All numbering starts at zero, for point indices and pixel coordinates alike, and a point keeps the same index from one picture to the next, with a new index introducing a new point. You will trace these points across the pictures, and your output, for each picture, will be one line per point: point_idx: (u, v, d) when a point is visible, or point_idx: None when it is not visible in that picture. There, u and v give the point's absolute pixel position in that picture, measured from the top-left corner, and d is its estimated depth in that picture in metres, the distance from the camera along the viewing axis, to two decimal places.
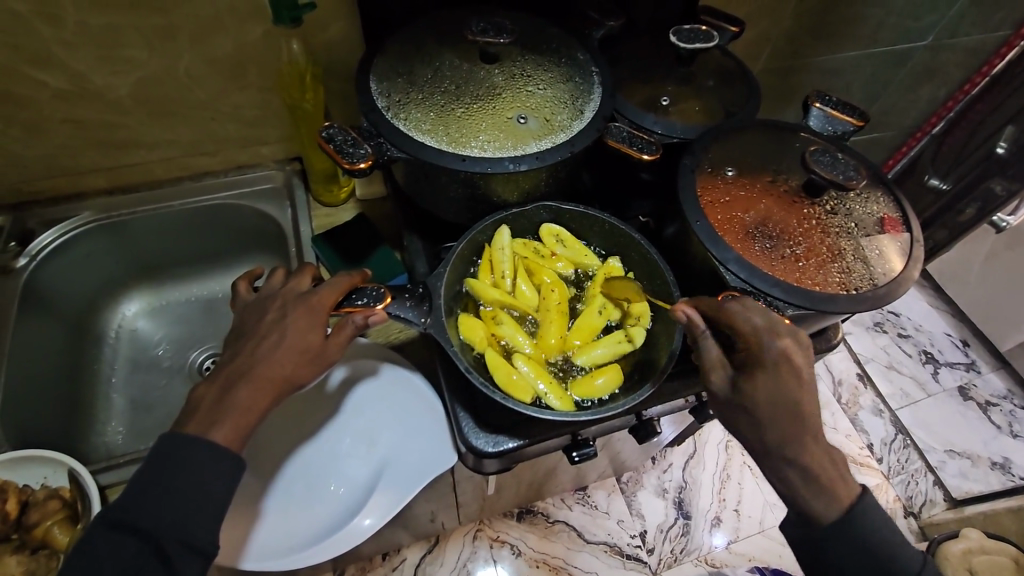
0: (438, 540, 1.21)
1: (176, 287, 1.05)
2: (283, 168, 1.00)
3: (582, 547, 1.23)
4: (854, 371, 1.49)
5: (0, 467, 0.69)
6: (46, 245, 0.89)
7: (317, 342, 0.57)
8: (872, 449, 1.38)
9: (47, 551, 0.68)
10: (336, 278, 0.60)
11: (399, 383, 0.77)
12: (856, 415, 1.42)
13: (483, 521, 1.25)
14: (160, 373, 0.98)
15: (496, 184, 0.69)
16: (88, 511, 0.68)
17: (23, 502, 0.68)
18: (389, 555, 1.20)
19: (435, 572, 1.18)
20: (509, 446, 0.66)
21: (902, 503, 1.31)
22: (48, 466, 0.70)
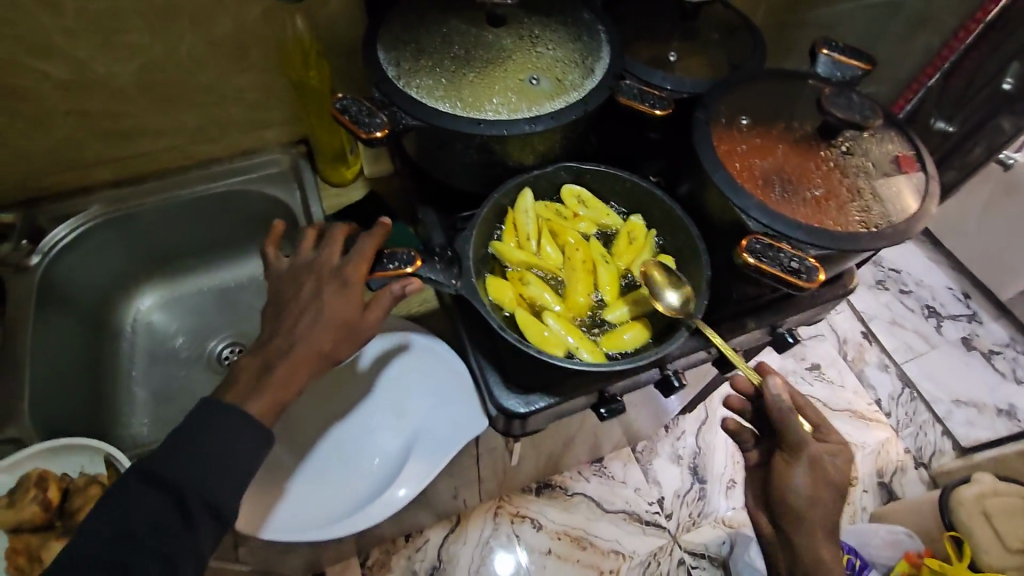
0: (459, 518, 1.23)
1: (190, 276, 1.05)
2: (289, 150, 0.99)
3: (601, 517, 1.26)
4: (859, 330, 1.52)
5: (38, 456, 0.69)
6: (59, 239, 0.88)
7: (356, 313, 0.58)
8: (880, 405, 1.42)
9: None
10: (366, 242, 0.61)
11: (420, 353, 0.77)
12: (862, 370, 1.46)
13: (503, 498, 1.27)
14: (179, 364, 0.99)
15: (512, 148, 0.70)
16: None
17: (64, 490, 0.68)
18: (412, 537, 1.23)
19: (459, 549, 1.21)
20: (541, 404, 0.67)
21: (912, 455, 1.36)
22: (87, 454, 0.70)
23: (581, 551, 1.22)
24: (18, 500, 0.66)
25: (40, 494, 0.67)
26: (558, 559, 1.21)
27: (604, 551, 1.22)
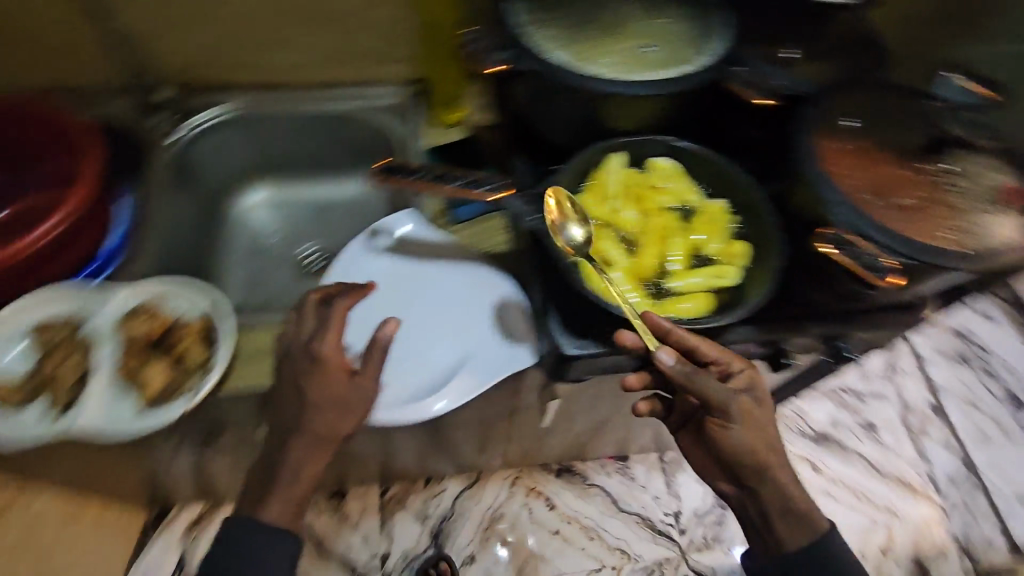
0: (477, 478, 1.33)
1: (296, 185, 1.15)
2: (405, 87, 1.07)
3: (615, 513, 1.30)
4: (927, 400, 1.46)
5: (155, 289, 0.75)
6: (198, 124, 1.01)
7: (343, 380, 0.68)
8: (933, 482, 1.36)
9: (183, 371, 0.71)
10: (333, 312, 0.70)
11: (487, 287, 0.83)
12: (922, 444, 1.40)
13: (523, 471, 1.35)
14: (272, 258, 1.10)
15: (614, 109, 0.74)
16: (229, 336, 0.71)
17: (171, 323, 0.73)
18: (432, 483, 1.33)
19: (472, 504, 1.30)
20: (594, 350, 0.72)
21: (957, 542, 1.30)
22: (199, 299, 0.75)
23: (588, 539, 1.27)
24: (137, 319, 0.72)
25: (154, 319, 0.72)
26: (564, 541, 1.27)
27: (611, 547, 1.27)
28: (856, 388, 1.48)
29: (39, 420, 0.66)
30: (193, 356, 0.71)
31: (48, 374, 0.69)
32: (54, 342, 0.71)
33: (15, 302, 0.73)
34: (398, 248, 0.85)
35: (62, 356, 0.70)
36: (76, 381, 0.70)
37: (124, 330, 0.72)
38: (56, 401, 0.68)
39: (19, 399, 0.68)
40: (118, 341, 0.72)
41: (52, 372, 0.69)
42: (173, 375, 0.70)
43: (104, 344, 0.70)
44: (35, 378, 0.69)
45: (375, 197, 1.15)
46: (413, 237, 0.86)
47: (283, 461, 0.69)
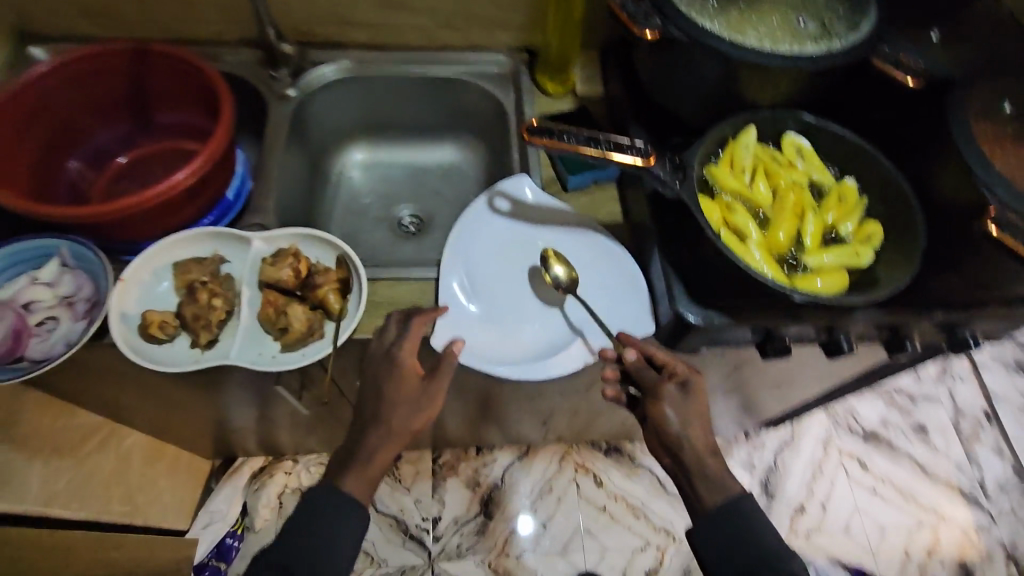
0: (530, 452, 1.60)
1: (394, 147, 1.17)
2: (513, 55, 1.08)
3: (660, 496, 1.57)
4: (980, 406, 1.64)
5: (291, 237, 0.77)
6: (314, 81, 1.03)
7: (414, 384, 0.71)
8: (983, 486, 1.53)
9: (317, 315, 0.74)
10: (409, 329, 0.72)
11: (602, 257, 0.84)
12: (973, 449, 1.57)
13: (572, 450, 1.62)
14: (368, 219, 1.12)
15: (757, 87, 0.74)
16: (362, 285, 0.74)
17: (307, 270, 0.75)
18: (484, 452, 1.60)
19: (528, 471, 1.58)
20: (717, 322, 0.72)
21: (1004, 548, 1.46)
22: (328, 248, 0.77)
23: (634, 517, 1.54)
24: (272, 264, 0.73)
25: (289, 265, 0.74)
26: (611, 517, 1.54)
27: (656, 528, 1.53)
28: (910, 390, 1.65)
29: (191, 354, 0.72)
30: (328, 302, 0.73)
31: (191, 313, 0.71)
32: (194, 282, 0.74)
33: (155, 244, 0.74)
34: (514, 212, 0.86)
35: (201, 296, 0.72)
36: (219, 322, 0.73)
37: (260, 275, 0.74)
38: (202, 338, 0.72)
39: (166, 334, 0.71)
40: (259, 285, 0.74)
41: (194, 311, 0.72)
42: (309, 319, 0.73)
43: (245, 287, 0.73)
44: (179, 315, 0.72)
45: (470, 165, 1.17)
46: (529, 203, 0.86)
47: (391, 415, 0.69)
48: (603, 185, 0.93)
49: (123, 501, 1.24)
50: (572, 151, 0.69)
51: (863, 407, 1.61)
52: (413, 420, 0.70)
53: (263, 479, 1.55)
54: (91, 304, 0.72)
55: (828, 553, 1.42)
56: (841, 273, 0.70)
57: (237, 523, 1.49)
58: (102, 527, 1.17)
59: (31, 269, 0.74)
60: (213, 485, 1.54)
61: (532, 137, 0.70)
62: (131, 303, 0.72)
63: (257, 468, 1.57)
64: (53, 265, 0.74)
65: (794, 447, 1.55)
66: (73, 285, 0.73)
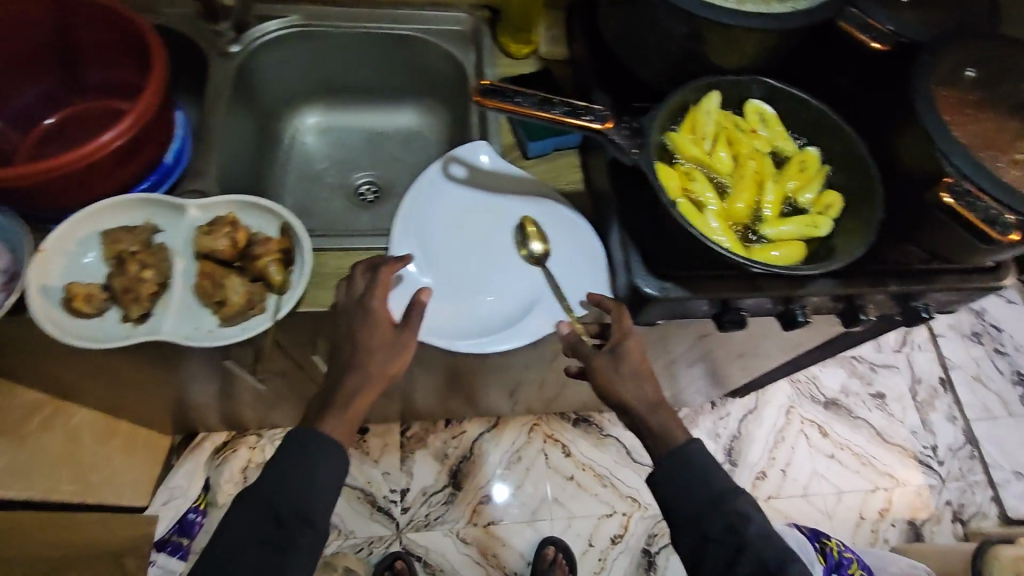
0: (499, 423, 1.60)
1: (350, 111, 1.12)
2: (474, 14, 1.02)
3: (628, 465, 1.59)
4: (937, 374, 1.69)
5: (229, 205, 0.72)
6: (259, 37, 0.96)
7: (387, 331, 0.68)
8: (936, 450, 1.58)
9: (258, 287, 0.71)
10: (378, 279, 0.69)
11: (562, 226, 0.80)
12: (928, 416, 1.63)
13: (542, 421, 1.62)
14: (324, 187, 1.07)
15: (719, 49, 0.71)
16: (306, 256, 0.70)
17: (247, 240, 0.71)
18: (454, 424, 1.60)
19: (498, 442, 1.58)
20: (675, 293, 0.70)
21: (953, 509, 1.52)
22: (270, 215, 0.72)
23: (601, 486, 1.56)
24: (208, 234, 0.69)
25: (227, 234, 0.69)
26: (579, 485, 1.55)
27: (622, 495, 1.55)
28: (871, 360, 1.69)
29: (122, 329, 0.67)
30: (269, 274, 0.69)
31: (121, 285, 0.67)
32: (124, 252, 0.69)
33: (78, 211, 0.69)
34: (471, 178, 0.82)
35: (132, 269, 0.68)
36: (151, 295, 0.68)
37: (195, 245, 0.69)
38: (133, 312, 0.68)
39: (94, 308, 0.67)
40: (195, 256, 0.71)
41: (125, 284, 0.67)
42: (250, 292, 0.70)
43: (180, 258, 0.69)
44: (108, 288, 0.68)
45: (431, 131, 1.13)
46: (486, 169, 0.83)
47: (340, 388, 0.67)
48: (565, 152, 0.90)
49: (73, 479, 1.20)
50: (527, 114, 0.66)
51: (825, 376, 1.65)
52: (391, 364, 0.67)
53: (225, 454, 1.52)
54: (9, 277, 0.67)
55: (787, 515, 1.46)
56: (799, 243, 0.68)
57: (200, 498, 1.47)
58: (50, 505, 1.13)
59: None
60: (174, 461, 1.51)
61: (484, 101, 0.66)
62: (54, 277, 0.67)
63: (219, 443, 1.54)
64: None
65: (758, 415, 1.58)
66: None
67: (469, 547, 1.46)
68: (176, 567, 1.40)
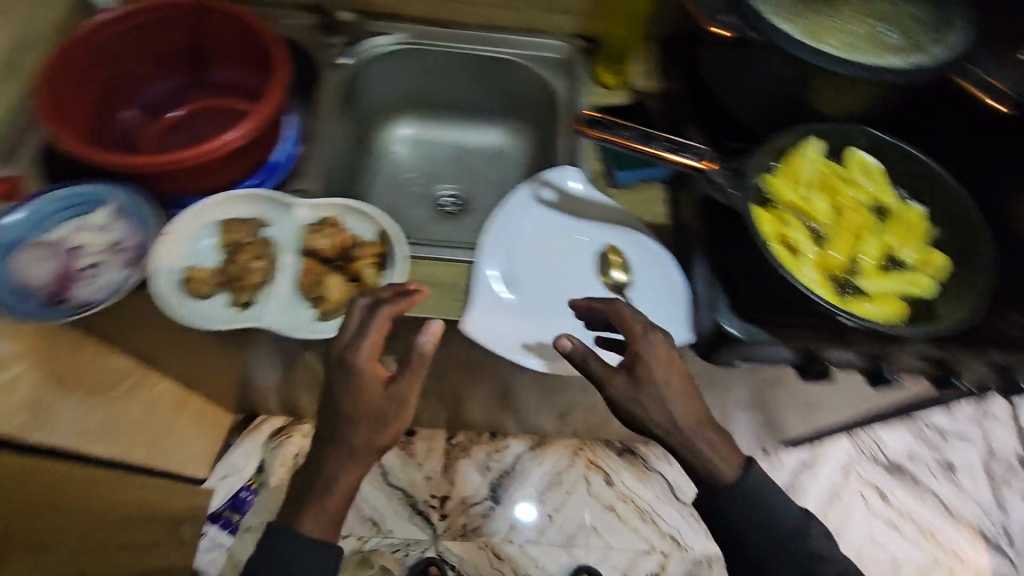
0: (543, 443, 1.60)
1: (439, 125, 1.16)
2: (570, 42, 1.05)
3: (671, 504, 1.55)
4: (1014, 450, 1.57)
5: (333, 208, 0.77)
6: (368, 52, 1.02)
7: (374, 393, 0.65)
8: (1008, 532, 1.47)
9: (352, 288, 0.75)
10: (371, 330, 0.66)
11: (646, 259, 0.82)
12: (1003, 494, 1.51)
13: (586, 446, 1.61)
14: (408, 195, 1.12)
15: (826, 97, 0.71)
16: (400, 262, 0.74)
17: (349, 243, 0.75)
18: (497, 438, 1.60)
19: (540, 462, 1.58)
20: (761, 337, 0.70)
21: None
22: (370, 222, 0.77)
23: (641, 521, 1.53)
24: (315, 232, 0.75)
25: (332, 234, 0.75)
26: (618, 516, 1.53)
27: (661, 532, 1.52)
28: (942, 426, 1.59)
29: (226, 313, 0.72)
30: (365, 276, 0.74)
31: (233, 272, 0.73)
32: (237, 241, 0.75)
33: (202, 200, 0.75)
34: (560, 202, 0.85)
35: (244, 258, 0.74)
36: (258, 285, 0.74)
37: (303, 242, 0.75)
38: (240, 298, 0.73)
39: (205, 290, 0.72)
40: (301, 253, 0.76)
41: (236, 272, 0.73)
42: (346, 292, 0.74)
43: (288, 254, 0.75)
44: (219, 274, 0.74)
45: (513, 149, 1.16)
46: (576, 195, 0.85)
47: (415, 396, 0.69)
48: (650, 185, 0.90)
49: (146, 447, 1.27)
50: (628, 149, 0.67)
51: (890, 437, 1.56)
52: (378, 435, 0.64)
53: (280, 439, 1.54)
54: (139, 255, 0.74)
55: None
56: (900, 302, 0.66)
57: (252, 478, 1.50)
58: (126, 469, 1.21)
59: (82, 212, 0.75)
60: (234, 440, 1.53)
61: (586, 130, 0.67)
62: (173, 258, 0.73)
63: (276, 428, 1.56)
64: (103, 211, 0.75)
65: (814, 469, 1.51)
66: (122, 233, 0.75)
67: (503, 564, 1.46)
68: (224, 540, 1.43)
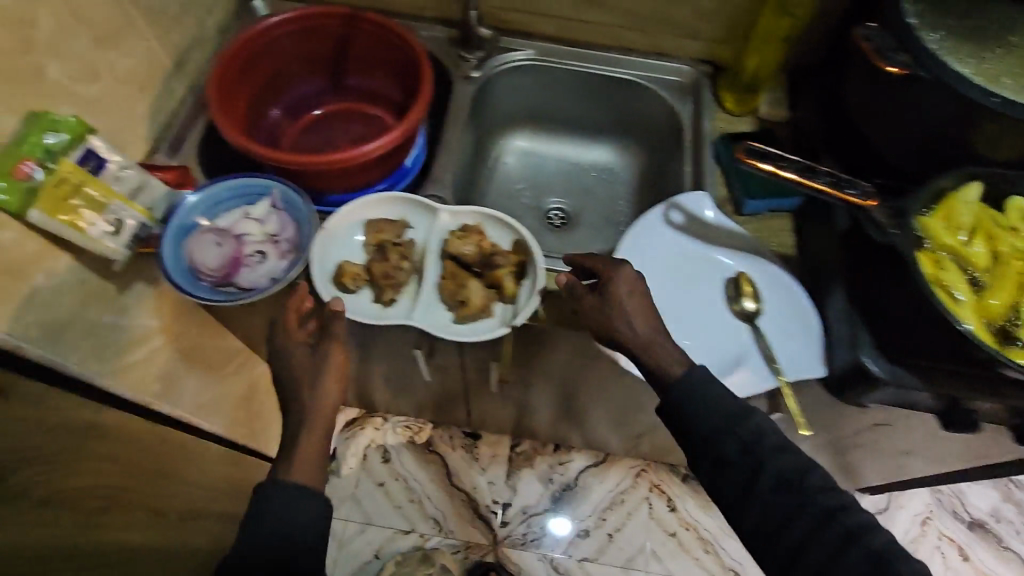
0: (606, 460, 1.59)
1: (552, 140, 1.18)
2: (695, 67, 1.05)
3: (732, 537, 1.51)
4: None
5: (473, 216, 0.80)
6: (498, 66, 1.05)
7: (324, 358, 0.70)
8: None
9: (490, 294, 0.78)
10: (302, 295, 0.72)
11: (777, 289, 0.82)
12: None
13: (650, 467, 1.59)
14: (517, 206, 1.15)
15: (995, 142, 0.69)
16: (538, 274, 0.77)
17: (488, 250, 0.78)
18: (561, 450, 1.60)
19: (602, 479, 1.57)
20: (908, 380, 0.71)
21: None
22: (508, 231, 0.79)
23: (702, 551, 1.49)
24: (459, 239, 0.78)
25: (474, 242, 0.78)
26: (679, 543, 1.50)
27: (724, 566, 1.48)
28: None
29: (374, 310, 0.78)
30: (504, 284, 0.77)
31: (380, 271, 0.78)
32: (384, 241, 0.80)
33: (354, 200, 0.80)
34: (688, 225, 0.85)
35: (390, 258, 0.78)
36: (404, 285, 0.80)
37: (447, 247, 0.78)
38: (386, 297, 0.78)
39: (355, 285, 0.78)
40: (442, 257, 0.80)
41: (383, 270, 0.78)
42: (486, 298, 0.77)
43: (431, 256, 0.78)
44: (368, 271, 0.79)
45: (622, 168, 1.16)
46: (705, 220, 0.85)
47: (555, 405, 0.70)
48: (776, 214, 0.90)
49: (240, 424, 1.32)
50: (789, 181, 0.67)
51: (975, 494, 1.48)
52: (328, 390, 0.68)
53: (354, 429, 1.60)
54: (293, 247, 0.79)
55: None
56: None
57: None
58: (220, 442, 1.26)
59: (243, 205, 0.81)
60: None
61: (746, 158, 0.67)
62: (329, 252, 0.80)
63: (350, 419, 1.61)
64: (265, 204, 0.81)
65: (890, 518, 1.44)
66: (278, 226, 0.80)
67: None
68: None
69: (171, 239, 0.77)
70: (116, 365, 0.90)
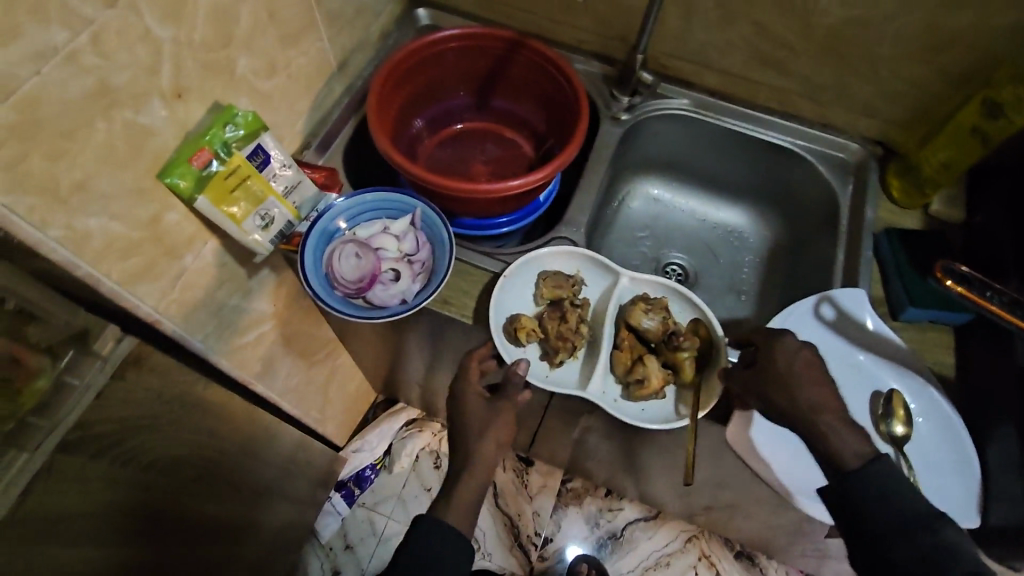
0: (657, 516, 1.47)
1: (684, 192, 1.13)
2: (865, 147, 0.98)
3: None
4: None
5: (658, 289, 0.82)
6: (650, 111, 1.01)
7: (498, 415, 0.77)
8: None
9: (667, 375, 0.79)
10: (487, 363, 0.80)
11: (934, 418, 0.74)
12: None
13: (702, 534, 1.46)
14: (635, 254, 1.10)
15: None
16: (719, 360, 0.76)
17: (671, 328, 0.78)
18: (611, 496, 1.50)
19: (648, 534, 1.46)
20: None
21: None
22: (690, 308, 0.81)
23: None
24: (644, 310, 0.78)
25: (658, 316, 0.78)
26: None
27: None
28: None
29: (542, 368, 0.81)
30: (684, 368, 0.76)
31: (555, 330, 0.80)
32: (560, 297, 0.82)
33: (536, 250, 0.83)
34: (838, 324, 0.78)
35: (568, 318, 0.80)
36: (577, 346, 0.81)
37: (628, 316, 0.79)
38: (557, 358, 0.80)
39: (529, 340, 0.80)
40: (619, 325, 0.82)
41: (558, 330, 0.80)
42: (664, 378, 0.78)
43: (609, 323, 0.80)
44: (542, 327, 0.81)
45: (755, 233, 1.10)
46: (862, 325, 0.78)
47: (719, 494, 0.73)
48: (939, 327, 0.81)
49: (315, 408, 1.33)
50: (992, 312, 0.60)
51: None
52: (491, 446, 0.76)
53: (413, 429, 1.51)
54: (426, 269, 0.79)
55: None
56: None
57: (379, 459, 1.49)
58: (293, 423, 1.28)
59: (382, 219, 0.81)
60: (370, 418, 1.53)
61: (950, 281, 0.59)
62: (508, 300, 0.82)
63: (411, 418, 1.52)
64: (404, 221, 0.80)
65: None
66: (414, 245, 0.80)
67: None
68: (343, 510, 1.44)
69: (313, 244, 0.78)
70: (227, 346, 0.89)
